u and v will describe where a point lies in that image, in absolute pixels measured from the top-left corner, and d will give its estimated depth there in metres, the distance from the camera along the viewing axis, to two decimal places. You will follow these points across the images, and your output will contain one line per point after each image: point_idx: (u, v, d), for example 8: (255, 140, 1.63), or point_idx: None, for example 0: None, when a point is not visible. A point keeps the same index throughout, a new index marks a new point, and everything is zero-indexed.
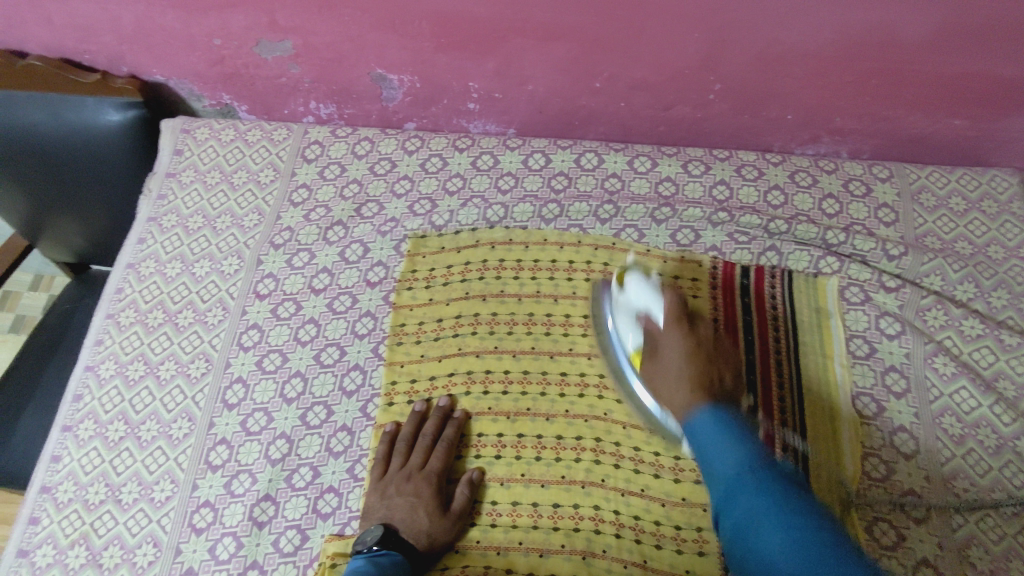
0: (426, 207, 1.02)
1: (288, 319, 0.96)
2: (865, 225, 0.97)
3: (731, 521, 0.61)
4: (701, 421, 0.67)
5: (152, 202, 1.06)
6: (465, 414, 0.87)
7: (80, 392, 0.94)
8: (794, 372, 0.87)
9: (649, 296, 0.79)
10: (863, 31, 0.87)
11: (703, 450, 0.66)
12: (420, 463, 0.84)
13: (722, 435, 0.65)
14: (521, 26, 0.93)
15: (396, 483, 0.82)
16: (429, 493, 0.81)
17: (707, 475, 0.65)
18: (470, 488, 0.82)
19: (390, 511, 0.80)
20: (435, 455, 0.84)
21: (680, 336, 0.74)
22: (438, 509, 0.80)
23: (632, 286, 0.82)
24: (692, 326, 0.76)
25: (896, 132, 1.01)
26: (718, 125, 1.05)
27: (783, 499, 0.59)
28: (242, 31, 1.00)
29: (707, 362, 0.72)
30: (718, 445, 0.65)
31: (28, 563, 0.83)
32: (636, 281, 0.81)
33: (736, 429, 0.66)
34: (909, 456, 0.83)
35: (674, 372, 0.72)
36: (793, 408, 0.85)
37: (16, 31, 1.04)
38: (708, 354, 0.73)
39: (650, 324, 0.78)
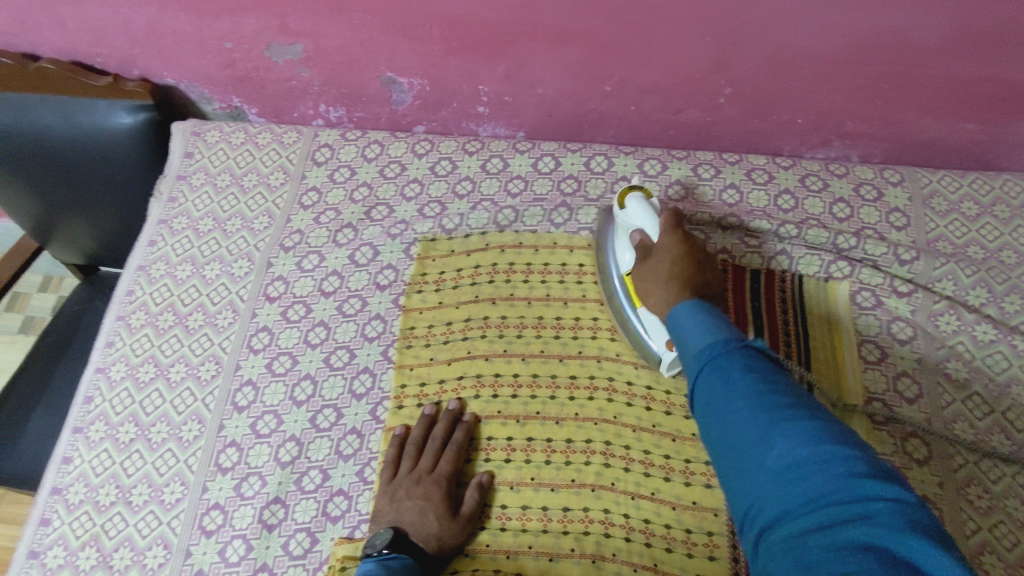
0: (436, 210, 1.02)
1: (298, 322, 0.96)
2: (876, 229, 0.96)
3: (702, 397, 0.58)
4: (680, 308, 0.66)
5: (163, 204, 1.07)
6: (475, 417, 0.87)
7: (91, 394, 0.94)
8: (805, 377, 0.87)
9: (646, 212, 0.84)
10: (875, 34, 0.87)
11: (679, 333, 0.64)
12: (430, 467, 0.83)
13: (697, 316, 0.63)
14: (532, 30, 0.93)
15: (405, 486, 0.82)
16: (438, 496, 0.81)
17: (682, 356, 0.63)
18: (480, 491, 0.82)
19: (400, 514, 0.80)
20: (445, 458, 0.84)
21: (672, 244, 0.79)
22: (447, 512, 0.80)
23: (631, 204, 0.86)
24: (686, 235, 0.80)
25: (907, 136, 1.01)
26: (728, 129, 1.05)
27: (755, 371, 0.57)
28: (253, 34, 1.00)
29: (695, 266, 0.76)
30: (694, 323, 0.63)
31: (39, 565, 0.84)
32: (635, 199, 0.86)
33: (713, 313, 0.63)
34: (922, 462, 0.82)
35: (661, 272, 0.77)
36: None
37: (29, 35, 1.05)
38: (695, 258, 0.77)
39: (646, 241, 0.83)
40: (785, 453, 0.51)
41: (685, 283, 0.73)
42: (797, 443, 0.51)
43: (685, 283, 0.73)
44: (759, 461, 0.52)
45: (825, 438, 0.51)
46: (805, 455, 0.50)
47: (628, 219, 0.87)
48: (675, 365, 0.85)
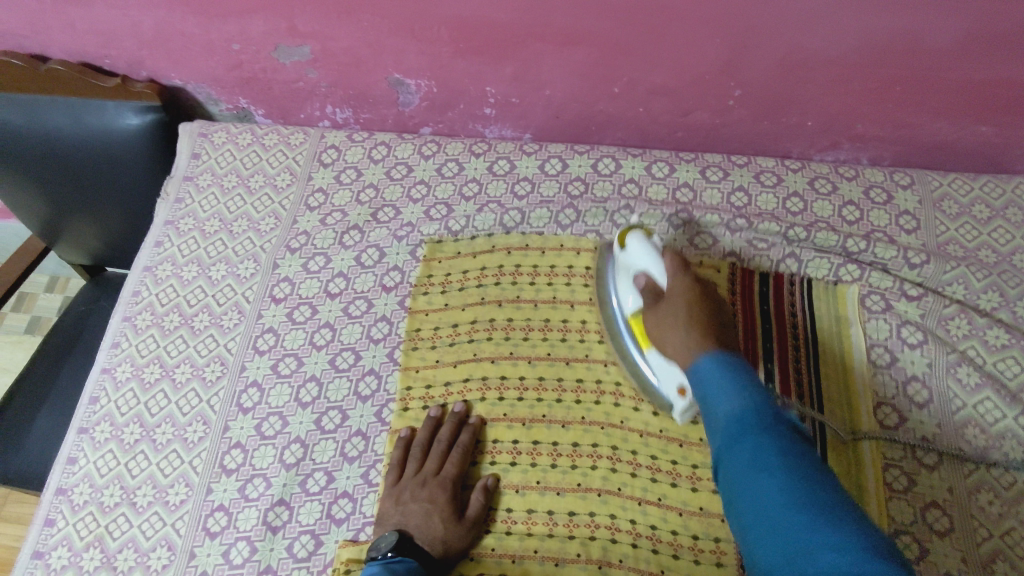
0: (442, 212, 1.02)
1: (304, 323, 0.95)
2: (886, 233, 0.96)
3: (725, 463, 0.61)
4: (705, 367, 0.69)
5: (169, 205, 1.07)
6: (481, 419, 0.87)
7: (97, 395, 0.94)
8: (814, 383, 0.87)
9: (651, 253, 0.83)
10: (886, 37, 0.86)
11: (705, 393, 0.68)
12: (435, 469, 0.83)
13: (725, 380, 0.66)
14: (540, 32, 0.93)
15: (411, 489, 0.82)
16: (444, 499, 0.81)
17: (710, 422, 0.66)
18: (485, 495, 0.82)
19: (405, 517, 0.80)
20: (450, 460, 0.84)
21: (682, 286, 0.78)
22: (452, 515, 0.80)
23: (634, 246, 0.85)
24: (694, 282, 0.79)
25: (918, 138, 1.00)
26: (737, 131, 1.04)
27: (775, 442, 0.59)
28: (261, 36, 1.00)
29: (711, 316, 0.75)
30: (721, 387, 0.66)
31: (44, 565, 0.83)
32: (637, 239, 0.85)
33: (742, 377, 0.66)
34: (932, 468, 0.81)
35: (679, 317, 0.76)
36: (813, 417, 0.84)
37: (39, 36, 1.05)
38: (708, 302, 0.77)
39: (653, 280, 0.82)
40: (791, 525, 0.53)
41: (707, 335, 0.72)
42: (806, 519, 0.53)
43: (709, 335, 0.72)
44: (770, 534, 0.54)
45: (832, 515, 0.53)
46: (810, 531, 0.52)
47: (631, 259, 0.85)
48: (687, 412, 0.82)
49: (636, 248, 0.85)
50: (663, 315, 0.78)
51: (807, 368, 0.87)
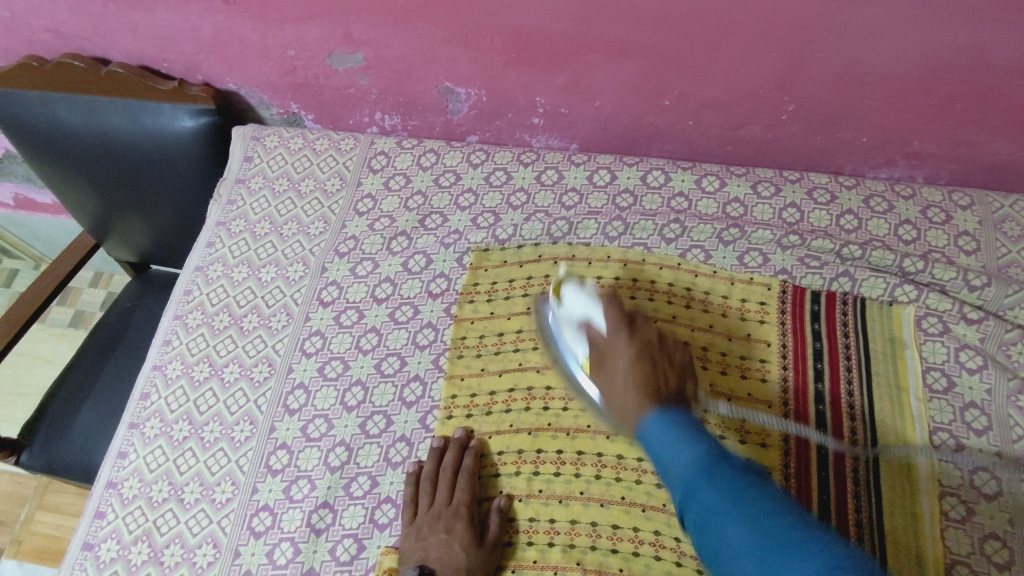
0: (490, 220, 1.02)
1: (350, 328, 0.96)
2: (944, 253, 0.93)
3: (695, 509, 0.60)
4: (650, 425, 0.68)
5: (222, 207, 1.09)
6: (482, 443, 0.86)
7: (148, 391, 0.96)
8: (867, 411, 0.85)
9: (592, 306, 0.80)
10: (950, 53, 0.84)
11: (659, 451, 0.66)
12: (447, 499, 0.82)
13: (674, 435, 0.65)
14: (593, 43, 0.93)
15: (428, 523, 0.81)
16: (463, 526, 0.80)
17: (665, 474, 0.65)
18: (501, 518, 0.81)
19: (426, 551, 0.78)
20: (459, 487, 0.83)
21: (623, 341, 0.76)
22: (473, 541, 0.79)
23: (567, 296, 0.83)
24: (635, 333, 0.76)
25: (977, 157, 0.98)
26: (788, 146, 1.03)
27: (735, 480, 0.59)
28: (317, 42, 1.02)
29: (651, 364, 0.73)
30: (672, 441, 0.65)
31: (94, 557, 0.85)
32: (572, 290, 0.83)
33: (690, 424, 0.67)
34: (991, 497, 0.79)
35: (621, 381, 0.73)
36: (865, 443, 0.83)
37: (102, 40, 1.08)
38: (652, 356, 0.74)
39: (596, 330, 0.79)
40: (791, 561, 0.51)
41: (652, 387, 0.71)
42: (820, 562, 0.50)
43: (655, 391, 0.71)
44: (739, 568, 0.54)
45: (814, 540, 0.52)
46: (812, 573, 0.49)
47: (567, 312, 0.83)
48: None
49: (572, 297, 0.82)
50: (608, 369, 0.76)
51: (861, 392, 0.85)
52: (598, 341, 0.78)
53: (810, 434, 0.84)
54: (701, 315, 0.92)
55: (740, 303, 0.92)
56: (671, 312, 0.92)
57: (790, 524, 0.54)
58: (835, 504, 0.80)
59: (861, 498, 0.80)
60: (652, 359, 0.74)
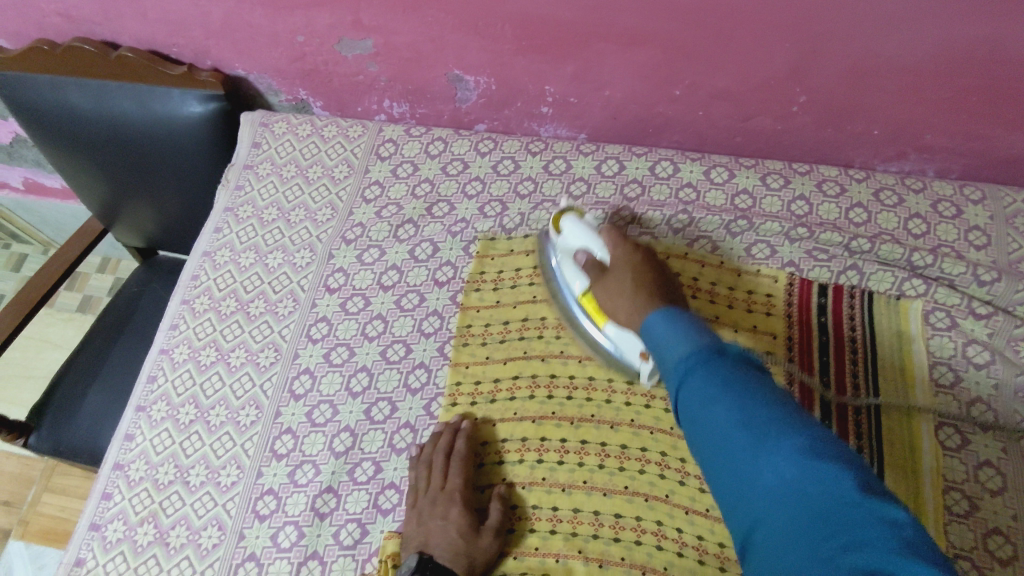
0: (497, 209, 1.02)
1: (357, 314, 0.96)
2: (953, 248, 0.93)
3: (688, 400, 0.56)
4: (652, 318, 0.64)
5: (230, 192, 1.09)
6: (472, 423, 0.86)
7: (155, 374, 0.96)
8: (873, 417, 0.84)
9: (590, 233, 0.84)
10: (966, 45, 0.84)
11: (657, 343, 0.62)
12: (442, 483, 0.81)
13: (676, 328, 0.61)
14: (604, 32, 0.92)
15: (427, 507, 0.80)
16: (458, 514, 0.79)
17: (660, 366, 0.61)
18: (501, 505, 0.81)
19: (426, 537, 0.78)
20: (454, 471, 0.82)
21: (621, 254, 0.80)
22: (470, 526, 0.78)
23: (566, 228, 0.87)
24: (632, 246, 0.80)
25: (989, 151, 0.97)
26: (799, 138, 1.02)
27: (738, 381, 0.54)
28: (326, 28, 1.01)
29: (649, 271, 0.77)
30: (669, 331, 0.61)
31: (100, 537, 0.86)
32: (571, 221, 0.87)
33: (693, 318, 0.62)
34: (995, 493, 0.79)
35: (621, 284, 0.77)
36: (870, 446, 0.82)
37: (112, 24, 1.08)
38: (648, 267, 0.78)
39: (594, 253, 0.83)
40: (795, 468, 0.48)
41: (650, 286, 0.74)
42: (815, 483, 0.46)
43: (652, 289, 0.74)
44: (731, 469, 0.51)
45: (812, 445, 0.49)
46: (813, 487, 0.46)
47: (567, 242, 0.87)
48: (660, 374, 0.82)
49: (570, 227, 0.86)
50: (609, 281, 0.79)
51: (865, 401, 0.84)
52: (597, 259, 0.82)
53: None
54: (708, 305, 0.92)
55: (746, 295, 0.92)
56: None
57: (789, 426, 0.51)
58: None
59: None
60: (648, 268, 0.77)
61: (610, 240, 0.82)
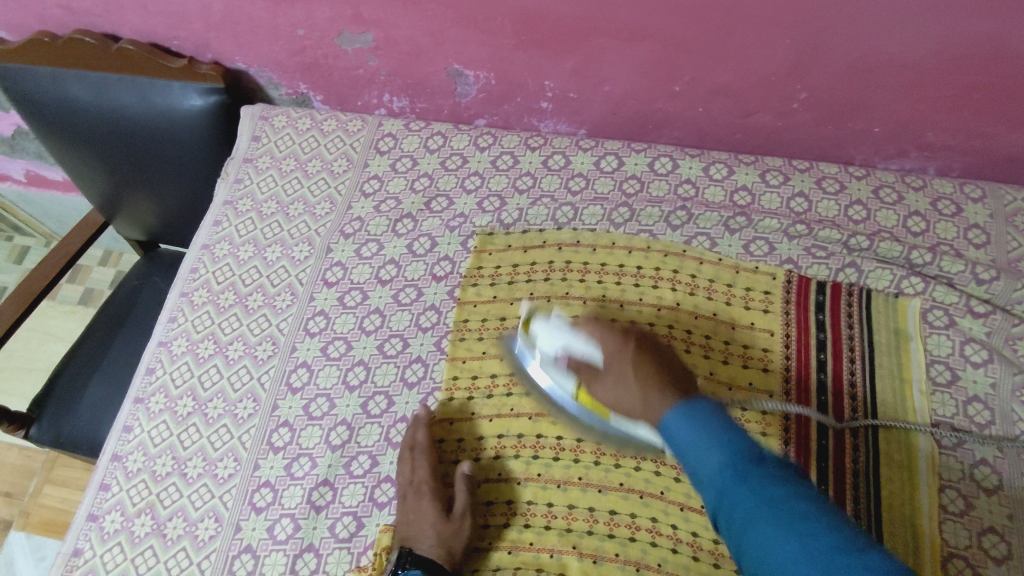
0: (495, 204, 1.02)
1: (354, 308, 0.97)
2: (953, 246, 0.92)
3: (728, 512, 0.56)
4: (674, 420, 0.63)
5: (229, 185, 1.09)
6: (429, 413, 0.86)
7: (152, 366, 0.97)
8: (870, 434, 0.83)
9: (565, 331, 0.78)
10: (968, 43, 0.83)
11: (688, 454, 0.61)
12: (410, 477, 0.82)
13: (704, 436, 0.60)
14: (604, 27, 0.92)
15: (403, 499, 0.81)
16: (429, 504, 0.79)
17: (692, 475, 0.61)
18: (467, 484, 0.82)
19: (405, 529, 0.79)
20: (419, 464, 0.82)
21: (613, 348, 0.73)
22: (439, 514, 0.79)
23: (540, 331, 0.80)
24: (619, 335, 0.74)
25: (990, 149, 0.97)
26: (799, 135, 1.02)
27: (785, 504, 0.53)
28: (326, 22, 1.01)
29: (651, 359, 0.71)
30: (699, 441, 0.60)
31: (98, 528, 0.87)
32: (541, 324, 0.80)
33: (713, 416, 0.62)
34: (991, 491, 0.79)
35: (629, 380, 0.70)
36: (866, 457, 0.81)
37: (113, 16, 1.08)
38: (648, 354, 0.72)
39: (578, 352, 0.76)
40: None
41: (661, 377, 0.68)
42: None
43: (664, 379, 0.68)
44: None
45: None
46: None
47: (543, 347, 0.79)
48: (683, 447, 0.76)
49: (544, 329, 0.79)
50: (610, 385, 0.72)
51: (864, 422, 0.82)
52: (587, 362, 0.75)
53: (810, 444, 0.82)
54: (705, 302, 0.92)
55: (744, 291, 0.92)
56: (675, 298, 0.92)
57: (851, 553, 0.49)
58: (835, 496, 0.79)
59: (860, 501, 0.79)
60: (649, 356, 0.72)
61: (594, 337, 0.75)
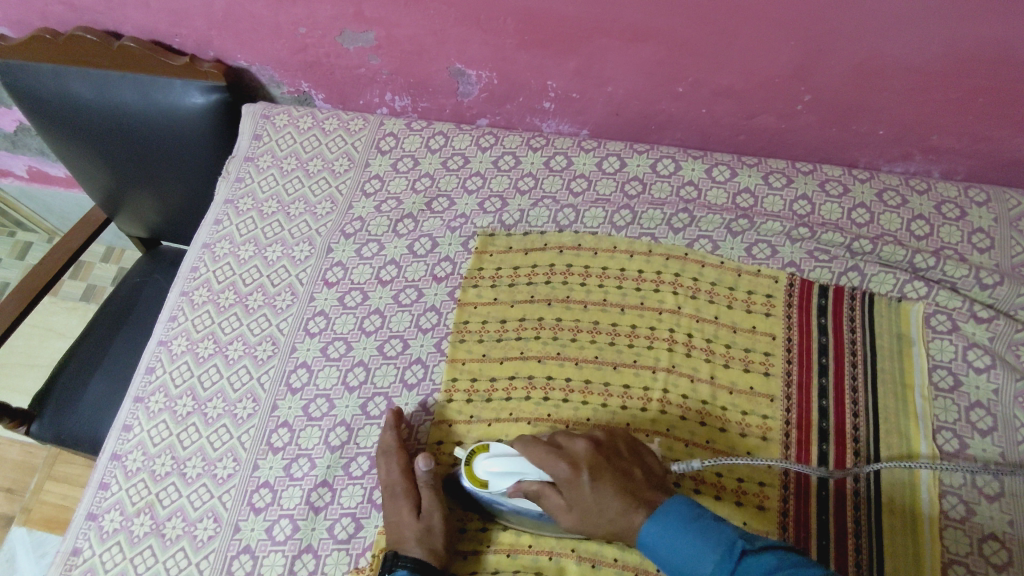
0: (497, 205, 1.02)
1: (355, 308, 0.96)
2: (957, 250, 0.92)
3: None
4: (650, 536, 0.68)
5: (230, 184, 1.09)
6: (396, 413, 0.85)
7: (152, 365, 0.97)
8: (872, 438, 0.82)
9: (516, 463, 0.77)
10: (974, 46, 0.83)
11: (677, 563, 0.67)
12: (384, 480, 0.82)
13: (683, 542, 0.66)
14: (607, 27, 0.91)
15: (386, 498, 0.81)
16: (404, 503, 0.79)
17: None
18: (433, 480, 0.81)
19: (387, 529, 0.79)
20: (390, 466, 0.82)
21: (571, 475, 0.73)
22: (411, 511, 0.79)
23: (490, 468, 0.78)
24: (568, 458, 0.74)
25: (995, 153, 0.96)
26: (803, 137, 1.01)
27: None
28: (328, 20, 1.01)
29: (612, 477, 0.73)
30: (683, 548, 0.66)
31: (97, 527, 0.87)
32: (489, 460, 0.78)
33: (683, 519, 0.68)
34: (993, 498, 0.78)
35: (598, 509, 0.72)
36: (867, 461, 0.81)
37: (115, 14, 1.08)
38: (606, 470, 0.73)
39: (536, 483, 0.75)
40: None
41: (630, 498, 0.71)
42: None
43: (633, 500, 0.71)
44: None
45: None
46: None
47: (497, 482, 0.78)
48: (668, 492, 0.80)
49: (496, 464, 0.78)
50: (577, 514, 0.73)
51: (867, 467, 0.79)
52: (545, 492, 0.74)
53: (810, 448, 0.82)
54: (706, 305, 0.91)
55: (745, 295, 0.91)
56: (677, 302, 0.91)
57: None
58: (835, 500, 0.79)
59: (860, 507, 0.78)
60: (609, 473, 0.73)
61: (546, 463, 0.74)
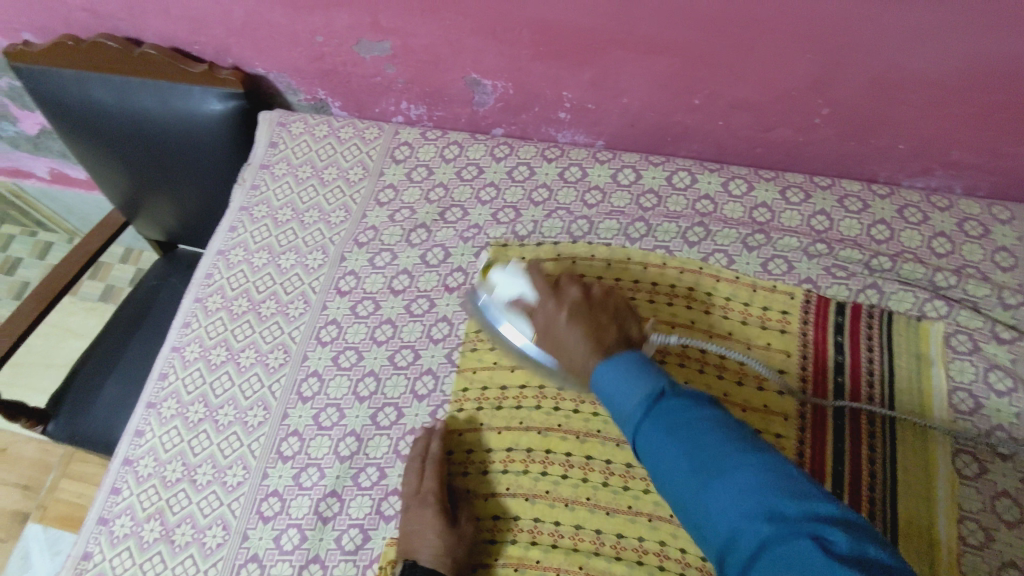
0: (510, 216, 1.01)
1: (367, 318, 0.96)
2: (978, 269, 0.90)
3: (642, 449, 0.59)
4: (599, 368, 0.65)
5: (246, 191, 1.09)
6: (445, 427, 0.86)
7: (166, 371, 0.97)
8: (889, 461, 0.80)
9: (522, 279, 0.81)
10: (996, 61, 0.81)
11: (609, 391, 0.64)
12: (416, 488, 0.81)
13: (624, 373, 0.63)
14: (623, 39, 0.91)
15: (408, 510, 0.80)
16: (434, 514, 0.78)
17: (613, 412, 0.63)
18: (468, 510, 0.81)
19: (410, 541, 0.78)
20: (428, 474, 0.82)
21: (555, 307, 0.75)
22: (446, 525, 0.77)
23: (500, 280, 0.83)
24: (560, 295, 0.75)
25: (1019, 170, 0.94)
26: (821, 151, 1.00)
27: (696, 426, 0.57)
28: (344, 29, 1.01)
29: (589, 320, 0.72)
30: (619, 380, 0.63)
31: (108, 532, 0.87)
32: (502, 272, 0.84)
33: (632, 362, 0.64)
34: (1013, 524, 0.76)
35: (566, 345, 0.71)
36: (884, 486, 0.79)
37: (135, 21, 1.09)
38: (587, 313, 0.73)
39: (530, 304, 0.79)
40: (730, 501, 0.52)
41: (597, 340, 0.70)
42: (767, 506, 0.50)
43: (598, 343, 0.70)
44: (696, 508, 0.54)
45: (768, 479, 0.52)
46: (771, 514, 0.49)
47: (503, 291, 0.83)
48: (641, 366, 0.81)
49: (505, 277, 0.83)
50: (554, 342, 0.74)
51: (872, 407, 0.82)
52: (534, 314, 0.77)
53: (825, 470, 0.80)
54: (721, 321, 0.90)
55: (761, 311, 0.90)
56: (690, 316, 0.90)
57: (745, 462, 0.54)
58: None
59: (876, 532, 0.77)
60: (588, 316, 0.73)
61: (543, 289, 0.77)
